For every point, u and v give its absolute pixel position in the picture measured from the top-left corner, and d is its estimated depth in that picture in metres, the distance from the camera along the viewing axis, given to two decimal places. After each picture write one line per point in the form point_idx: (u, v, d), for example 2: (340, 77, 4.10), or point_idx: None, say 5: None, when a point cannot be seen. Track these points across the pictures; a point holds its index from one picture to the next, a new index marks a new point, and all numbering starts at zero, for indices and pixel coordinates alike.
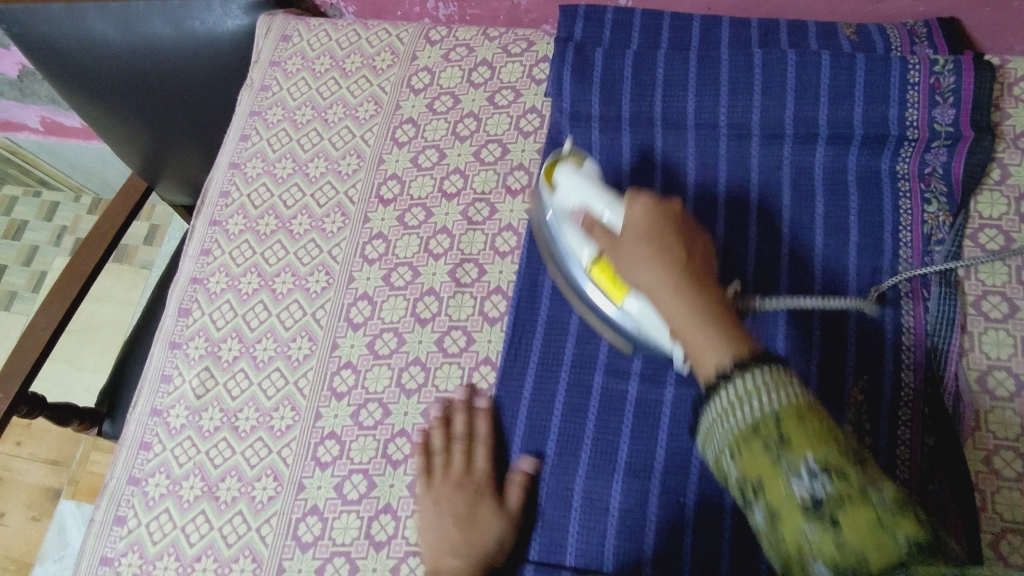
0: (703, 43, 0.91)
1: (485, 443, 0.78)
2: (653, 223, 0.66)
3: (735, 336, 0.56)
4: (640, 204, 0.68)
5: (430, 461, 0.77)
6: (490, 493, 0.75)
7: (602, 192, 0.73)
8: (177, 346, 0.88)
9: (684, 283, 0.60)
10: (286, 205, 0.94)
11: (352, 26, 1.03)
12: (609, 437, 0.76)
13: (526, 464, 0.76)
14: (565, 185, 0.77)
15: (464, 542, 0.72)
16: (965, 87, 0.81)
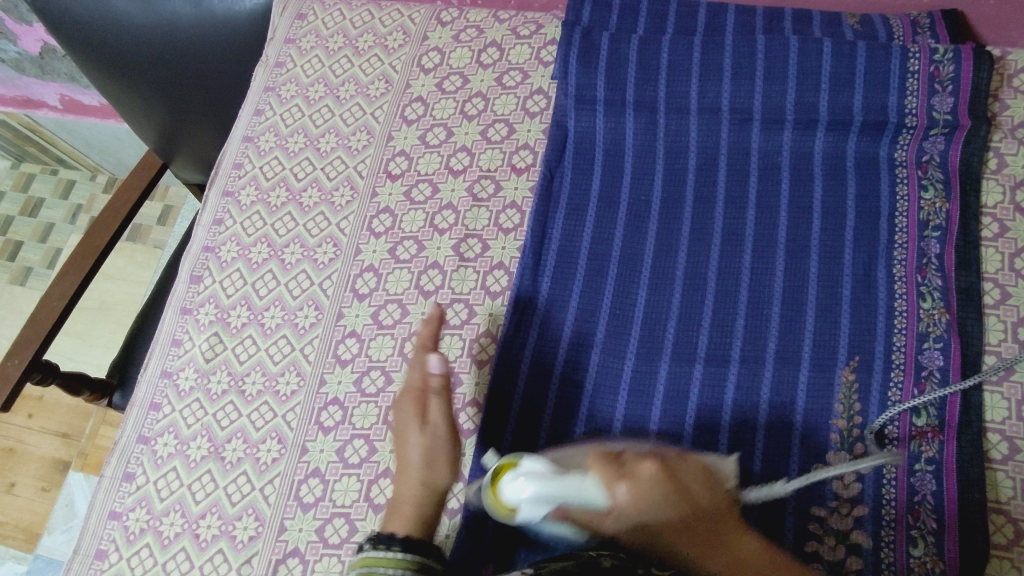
0: (708, 29, 0.93)
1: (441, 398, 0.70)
2: (641, 484, 0.56)
3: (773, 562, 0.58)
4: (641, 493, 0.56)
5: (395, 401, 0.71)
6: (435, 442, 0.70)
7: (567, 481, 0.58)
8: (188, 312, 0.91)
9: (694, 546, 0.56)
10: (296, 178, 0.96)
11: (365, 6, 1.05)
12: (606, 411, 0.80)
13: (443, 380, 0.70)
14: (528, 516, 0.62)
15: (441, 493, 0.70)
16: (964, 76, 0.83)
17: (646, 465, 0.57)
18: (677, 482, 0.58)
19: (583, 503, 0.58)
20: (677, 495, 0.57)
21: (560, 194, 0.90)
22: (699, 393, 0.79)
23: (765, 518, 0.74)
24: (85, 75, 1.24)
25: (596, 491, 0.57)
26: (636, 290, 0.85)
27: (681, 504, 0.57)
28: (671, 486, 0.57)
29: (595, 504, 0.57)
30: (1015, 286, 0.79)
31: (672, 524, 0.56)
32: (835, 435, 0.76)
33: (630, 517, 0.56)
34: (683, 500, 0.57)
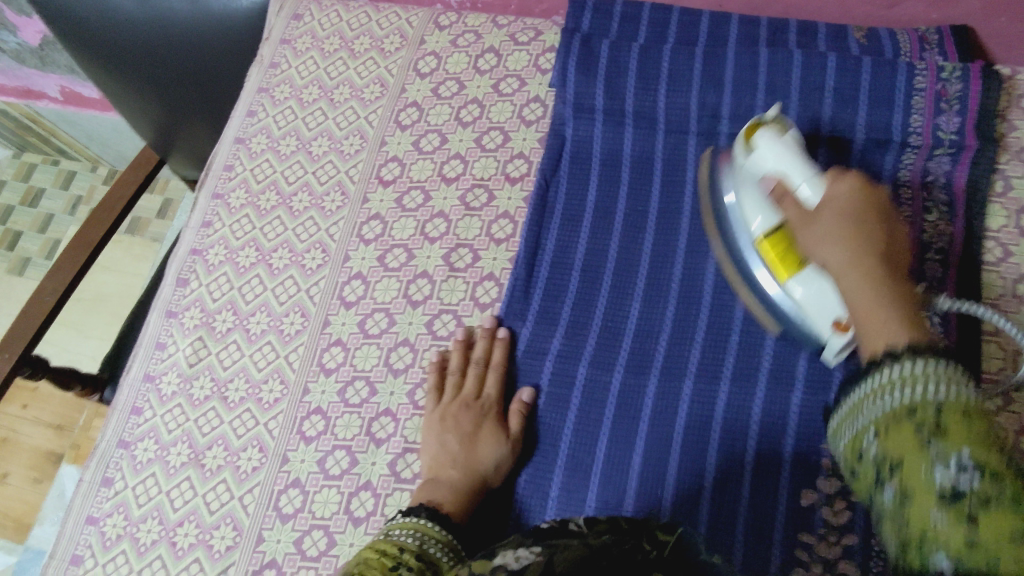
0: (710, 39, 0.91)
1: (499, 371, 0.80)
2: (858, 231, 0.65)
3: (909, 314, 0.59)
4: (833, 195, 0.68)
5: (444, 380, 0.81)
6: (496, 417, 0.78)
7: (790, 155, 0.71)
8: (173, 315, 0.90)
9: (863, 258, 0.63)
10: (287, 181, 0.95)
11: (363, 8, 1.04)
12: (589, 427, 0.78)
13: (525, 393, 0.80)
14: (760, 155, 0.74)
15: (463, 458, 0.75)
16: (972, 95, 0.81)
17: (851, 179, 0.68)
18: (891, 255, 0.64)
19: (803, 193, 0.70)
20: (879, 257, 0.63)
21: (555, 205, 0.88)
22: (688, 412, 0.77)
23: (751, 545, 0.71)
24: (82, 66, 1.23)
25: (797, 228, 0.69)
26: (628, 303, 0.83)
27: (892, 268, 0.63)
28: (858, 219, 0.65)
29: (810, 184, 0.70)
30: (1017, 313, 0.77)
31: (866, 247, 0.64)
32: (826, 460, 0.73)
33: (818, 243, 0.67)
34: (886, 269, 0.63)
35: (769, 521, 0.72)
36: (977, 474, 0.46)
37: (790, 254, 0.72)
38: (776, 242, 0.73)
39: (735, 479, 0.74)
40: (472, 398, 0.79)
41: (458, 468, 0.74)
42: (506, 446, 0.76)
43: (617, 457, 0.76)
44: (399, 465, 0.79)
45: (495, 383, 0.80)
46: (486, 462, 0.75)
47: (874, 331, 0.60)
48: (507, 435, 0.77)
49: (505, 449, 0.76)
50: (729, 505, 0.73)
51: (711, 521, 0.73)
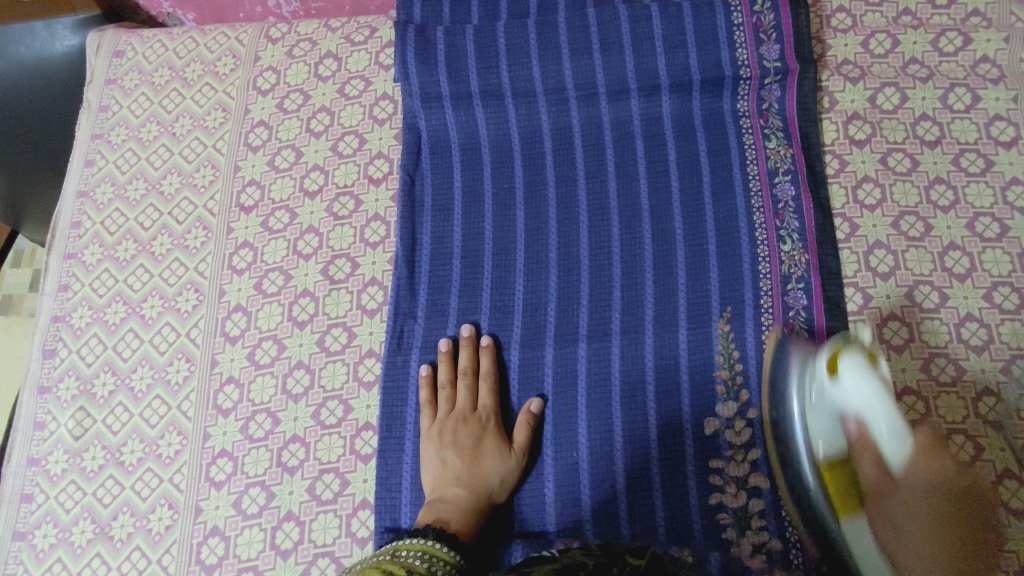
0: (541, 10, 0.93)
1: (489, 379, 0.80)
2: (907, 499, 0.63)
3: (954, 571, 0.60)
4: (916, 471, 0.62)
5: (435, 396, 0.80)
6: (496, 427, 0.78)
7: (894, 413, 0.61)
8: (47, 390, 0.85)
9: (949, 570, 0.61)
10: (143, 227, 0.91)
11: (188, 34, 1.00)
12: (504, 407, 0.80)
13: (531, 404, 0.78)
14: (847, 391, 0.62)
15: (466, 474, 0.74)
16: (785, 23, 0.86)
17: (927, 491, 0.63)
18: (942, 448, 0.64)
19: (885, 453, 0.62)
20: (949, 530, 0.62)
21: (424, 197, 0.88)
22: (587, 370, 0.79)
23: (668, 482, 0.75)
24: None
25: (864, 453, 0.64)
26: (512, 278, 0.84)
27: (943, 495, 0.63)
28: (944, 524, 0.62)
29: (893, 449, 0.61)
30: (861, 217, 0.83)
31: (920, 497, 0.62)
32: (720, 387, 0.77)
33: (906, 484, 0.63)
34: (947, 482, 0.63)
35: (681, 459, 0.76)
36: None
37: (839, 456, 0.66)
38: (834, 467, 0.66)
39: (642, 425, 0.77)
40: (469, 409, 0.79)
41: (462, 485, 0.74)
42: (510, 457, 0.76)
43: (540, 430, 0.79)
44: (318, 488, 0.77)
45: (490, 392, 0.79)
46: (489, 474, 0.75)
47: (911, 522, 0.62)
48: (512, 447, 0.76)
49: (508, 461, 0.75)
50: (642, 452, 0.76)
51: (629, 476, 0.76)
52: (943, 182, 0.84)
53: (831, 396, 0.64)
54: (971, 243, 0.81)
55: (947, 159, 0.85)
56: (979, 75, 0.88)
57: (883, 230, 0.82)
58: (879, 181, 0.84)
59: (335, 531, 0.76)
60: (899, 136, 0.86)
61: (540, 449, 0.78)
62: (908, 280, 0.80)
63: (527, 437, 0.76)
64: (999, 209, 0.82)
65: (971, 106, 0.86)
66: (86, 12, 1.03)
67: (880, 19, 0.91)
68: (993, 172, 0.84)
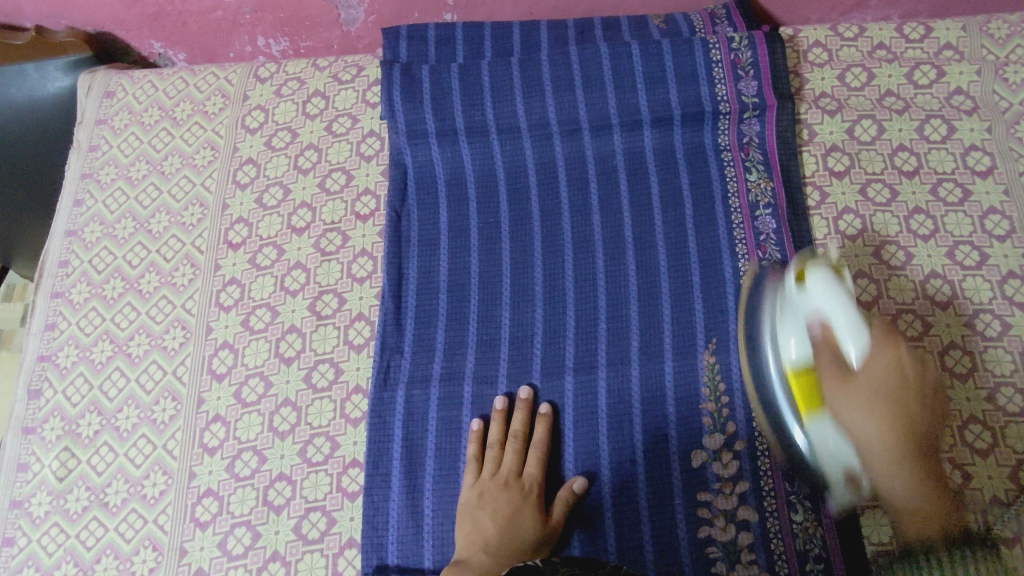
0: (525, 47, 0.95)
1: (542, 448, 0.77)
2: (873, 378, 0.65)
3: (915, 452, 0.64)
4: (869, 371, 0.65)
5: (483, 454, 0.78)
6: (538, 499, 0.74)
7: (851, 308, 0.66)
8: (32, 431, 0.84)
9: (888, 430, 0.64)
10: (131, 265, 0.91)
11: (178, 74, 1.01)
12: (550, 475, 0.78)
13: (577, 482, 0.75)
14: (816, 293, 0.68)
15: (497, 540, 0.71)
16: (762, 59, 0.88)
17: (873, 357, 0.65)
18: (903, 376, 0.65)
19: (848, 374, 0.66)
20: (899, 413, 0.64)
21: (410, 232, 0.89)
22: (573, 403, 0.79)
23: (657, 516, 0.75)
24: None
25: (829, 383, 0.66)
26: (499, 311, 0.84)
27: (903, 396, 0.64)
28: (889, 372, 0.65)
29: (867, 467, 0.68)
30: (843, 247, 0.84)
31: (884, 403, 0.64)
32: (706, 419, 0.77)
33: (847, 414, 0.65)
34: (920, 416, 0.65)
35: (669, 493, 0.75)
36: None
37: (812, 395, 0.70)
38: (804, 380, 0.71)
39: (629, 457, 0.77)
40: (513, 474, 0.76)
41: (489, 552, 0.70)
42: (545, 527, 0.73)
43: (581, 501, 0.76)
44: (304, 527, 0.77)
45: (538, 461, 0.77)
46: (518, 547, 0.71)
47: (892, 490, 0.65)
48: (547, 522, 0.73)
49: (540, 537, 0.72)
50: (630, 485, 0.76)
51: (617, 510, 0.75)
52: (922, 211, 0.85)
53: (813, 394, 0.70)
54: (952, 271, 0.82)
55: (925, 189, 0.86)
56: (953, 106, 0.90)
57: (864, 259, 0.83)
58: (860, 212, 0.86)
59: (321, 571, 0.75)
60: (877, 167, 0.88)
61: (575, 528, 0.75)
62: (890, 309, 0.81)
63: (545, 435, 0.77)
64: (978, 237, 0.83)
65: (947, 136, 0.88)
66: (78, 54, 1.03)
67: (856, 53, 0.93)
68: (970, 201, 0.85)
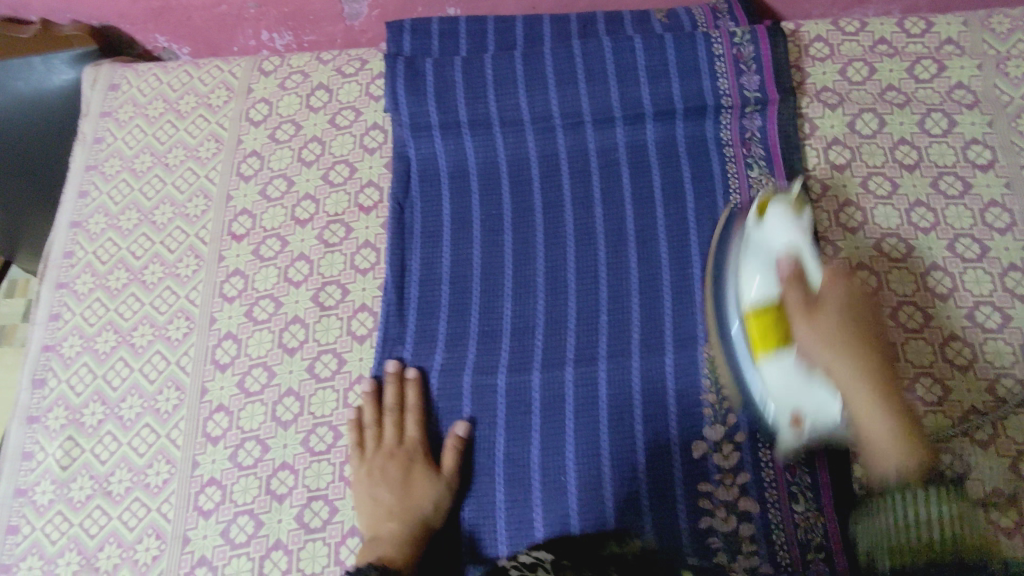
0: (528, 41, 0.95)
1: (417, 411, 0.80)
2: (842, 322, 0.66)
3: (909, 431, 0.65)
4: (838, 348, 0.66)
5: (361, 436, 0.79)
6: (424, 458, 0.78)
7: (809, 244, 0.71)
8: (36, 420, 0.84)
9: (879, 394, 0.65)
10: (135, 256, 0.92)
11: (182, 67, 1.02)
12: (431, 436, 0.81)
13: (458, 427, 0.79)
14: (773, 223, 0.73)
15: (401, 508, 0.74)
16: (764, 54, 0.89)
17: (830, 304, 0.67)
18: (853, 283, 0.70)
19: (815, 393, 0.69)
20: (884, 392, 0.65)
21: (413, 224, 0.89)
22: (574, 393, 0.80)
23: (657, 505, 0.75)
24: None
25: (797, 318, 0.68)
26: (501, 303, 0.85)
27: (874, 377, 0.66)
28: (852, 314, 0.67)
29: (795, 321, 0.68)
30: (843, 240, 0.85)
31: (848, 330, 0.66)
32: (707, 410, 0.78)
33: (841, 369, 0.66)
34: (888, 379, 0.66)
35: (670, 484, 0.76)
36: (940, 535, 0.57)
37: (777, 333, 0.70)
38: (760, 317, 0.71)
39: (630, 447, 0.77)
40: (395, 445, 0.78)
41: (396, 520, 0.73)
42: (441, 482, 0.76)
43: (470, 451, 0.80)
44: (307, 515, 0.77)
45: (417, 425, 0.79)
46: (421, 507, 0.75)
47: (879, 450, 0.65)
48: (440, 474, 0.77)
49: (440, 489, 0.76)
50: (630, 475, 0.76)
51: (618, 499, 0.76)
52: (923, 204, 0.85)
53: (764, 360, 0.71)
54: (952, 263, 0.82)
55: (926, 182, 0.86)
56: (954, 100, 0.90)
57: (865, 252, 0.84)
58: (861, 205, 0.86)
59: (323, 560, 0.75)
60: (878, 160, 0.88)
61: (470, 470, 0.79)
62: (891, 300, 0.81)
63: (417, 399, 0.80)
64: (978, 230, 0.83)
65: (948, 130, 0.89)
66: (83, 47, 1.04)
67: (857, 48, 0.94)
68: (971, 194, 0.85)
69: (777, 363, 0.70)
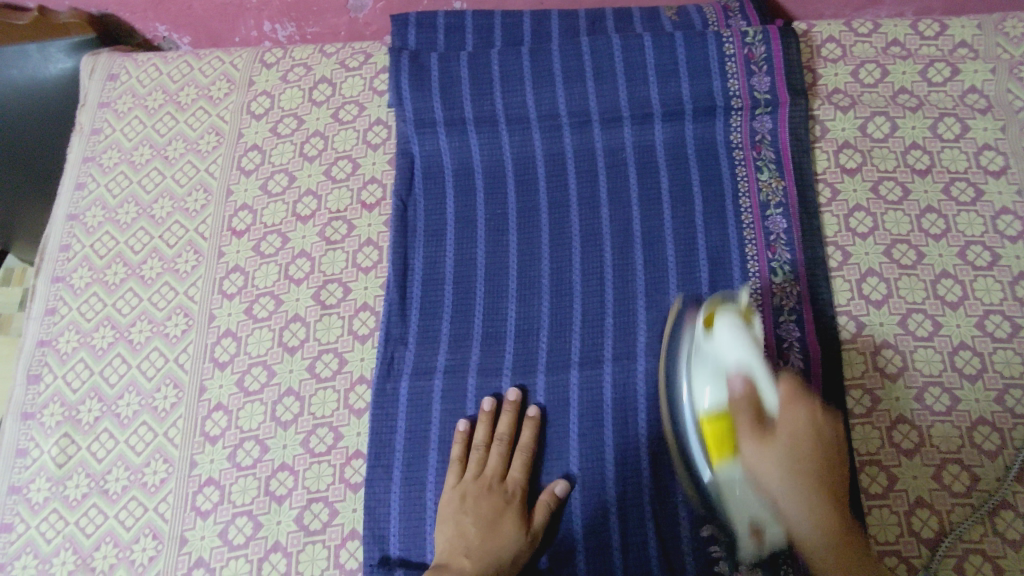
0: (535, 37, 0.93)
1: (527, 451, 0.77)
2: (797, 440, 0.62)
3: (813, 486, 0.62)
4: (791, 404, 0.64)
5: (467, 456, 0.77)
6: (521, 501, 0.75)
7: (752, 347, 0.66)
8: (31, 416, 0.83)
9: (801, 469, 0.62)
10: (133, 251, 0.90)
11: (183, 58, 1.00)
12: (534, 481, 0.77)
13: (556, 486, 0.75)
14: (720, 341, 0.68)
15: (479, 545, 0.72)
16: (776, 54, 0.87)
17: (801, 409, 0.64)
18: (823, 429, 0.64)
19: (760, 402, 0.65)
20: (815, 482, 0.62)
21: (417, 222, 0.88)
22: (578, 398, 0.79)
23: (660, 511, 0.74)
24: None
25: (746, 437, 0.64)
26: (505, 304, 0.84)
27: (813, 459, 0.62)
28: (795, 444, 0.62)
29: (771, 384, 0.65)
30: (853, 245, 0.84)
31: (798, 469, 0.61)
32: None
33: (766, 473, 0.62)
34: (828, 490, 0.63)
35: (673, 490, 0.75)
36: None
37: (727, 441, 0.67)
38: (715, 423, 0.68)
39: (634, 452, 0.76)
40: (496, 478, 0.76)
41: (471, 558, 0.71)
42: (526, 536, 0.73)
43: (559, 513, 0.76)
44: (306, 518, 0.76)
45: (520, 466, 0.76)
46: (501, 554, 0.72)
47: (795, 518, 0.62)
48: (529, 528, 0.73)
49: (522, 539, 0.72)
50: (634, 481, 0.75)
51: (621, 505, 0.75)
52: (934, 210, 0.84)
53: (707, 353, 0.69)
54: (963, 271, 0.81)
55: (937, 188, 0.85)
56: (967, 105, 0.89)
57: (875, 258, 0.83)
58: (871, 210, 0.85)
59: (323, 562, 0.75)
60: (889, 165, 0.87)
61: (553, 534, 0.75)
62: (900, 308, 0.80)
63: (532, 438, 0.77)
64: (989, 238, 0.82)
65: (960, 135, 0.87)
66: (81, 36, 1.01)
67: (870, 49, 0.92)
68: (983, 201, 0.84)
69: (729, 469, 0.67)
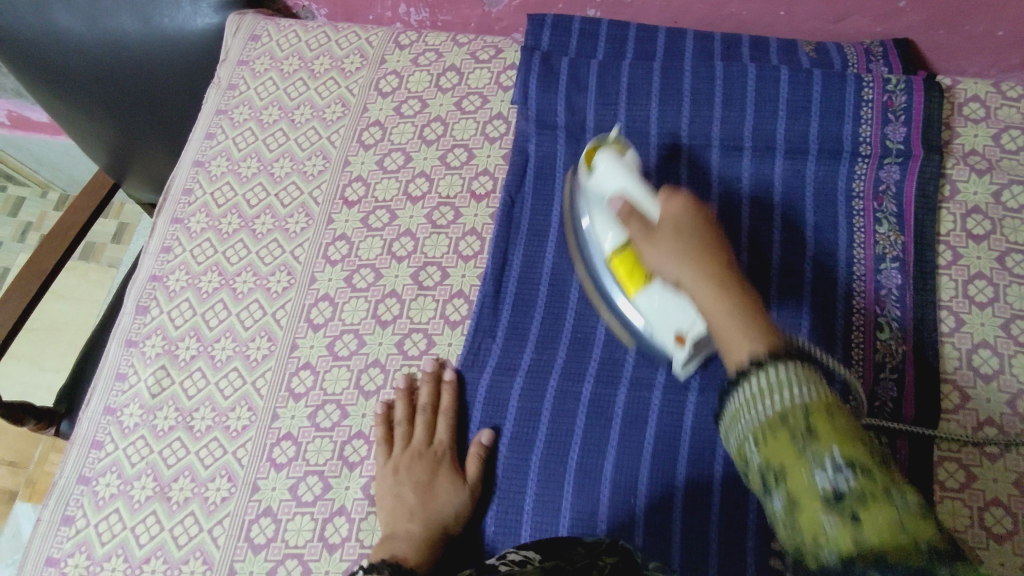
0: (667, 54, 0.93)
1: (450, 415, 0.79)
2: (681, 228, 0.64)
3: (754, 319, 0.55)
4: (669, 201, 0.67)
5: (390, 433, 0.79)
6: (450, 462, 0.77)
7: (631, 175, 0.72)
8: (134, 344, 0.88)
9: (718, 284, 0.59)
10: (249, 204, 0.94)
11: (322, 28, 1.04)
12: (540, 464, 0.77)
13: (482, 436, 0.78)
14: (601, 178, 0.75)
15: (423, 508, 0.73)
16: (916, 106, 0.84)
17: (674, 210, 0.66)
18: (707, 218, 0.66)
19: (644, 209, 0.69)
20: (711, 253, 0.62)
21: (521, 221, 0.89)
22: (658, 420, 0.76)
23: (725, 553, 0.70)
24: (41, 98, 1.20)
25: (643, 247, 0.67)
26: (596, 315, 0.83)
27: (711, 236, 0.64)
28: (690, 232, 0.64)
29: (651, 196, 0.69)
30: (969, 312, 0.80)
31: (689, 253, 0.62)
32: None
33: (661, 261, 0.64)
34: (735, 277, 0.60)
35: (743, 536, 0.71)
36: (851, 471, 0.41)
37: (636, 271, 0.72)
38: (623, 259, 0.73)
39: (706, 486, 0.73)
40: (425, 446, 0.78)
41: (416, 520, 0.72)
42: (465, 490, 0.75)
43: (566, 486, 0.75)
44: (373, 488, 0.77)
45: (447, 429, 0.79)
46: (443, 512, 0.74)
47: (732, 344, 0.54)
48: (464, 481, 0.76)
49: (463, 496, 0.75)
50: (700, 512, 0.72)
51: (686, 533, 0.72)
52: None
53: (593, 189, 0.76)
54: None
55: None
56: None
57: (990, 330, 0.79)
58: (993, 280, 0.81)
59: None
60: (1020, 237, 0.83)
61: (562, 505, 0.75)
62: (1011, 387, 0.76)
63: (452, 402, 0.80)
64: None
65: None
66: None
67: (1016, 114, 0.88)
68: None
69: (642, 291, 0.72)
